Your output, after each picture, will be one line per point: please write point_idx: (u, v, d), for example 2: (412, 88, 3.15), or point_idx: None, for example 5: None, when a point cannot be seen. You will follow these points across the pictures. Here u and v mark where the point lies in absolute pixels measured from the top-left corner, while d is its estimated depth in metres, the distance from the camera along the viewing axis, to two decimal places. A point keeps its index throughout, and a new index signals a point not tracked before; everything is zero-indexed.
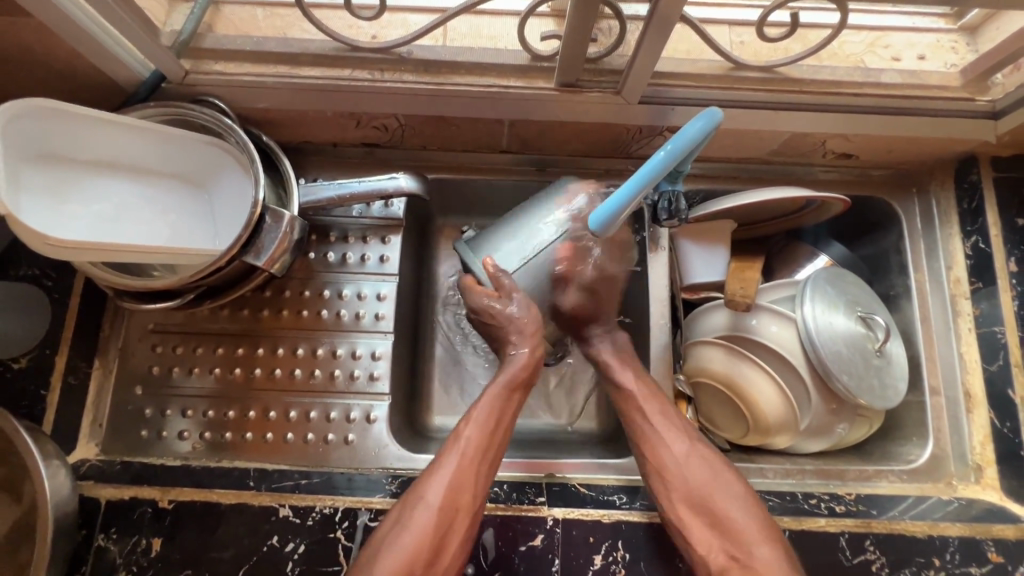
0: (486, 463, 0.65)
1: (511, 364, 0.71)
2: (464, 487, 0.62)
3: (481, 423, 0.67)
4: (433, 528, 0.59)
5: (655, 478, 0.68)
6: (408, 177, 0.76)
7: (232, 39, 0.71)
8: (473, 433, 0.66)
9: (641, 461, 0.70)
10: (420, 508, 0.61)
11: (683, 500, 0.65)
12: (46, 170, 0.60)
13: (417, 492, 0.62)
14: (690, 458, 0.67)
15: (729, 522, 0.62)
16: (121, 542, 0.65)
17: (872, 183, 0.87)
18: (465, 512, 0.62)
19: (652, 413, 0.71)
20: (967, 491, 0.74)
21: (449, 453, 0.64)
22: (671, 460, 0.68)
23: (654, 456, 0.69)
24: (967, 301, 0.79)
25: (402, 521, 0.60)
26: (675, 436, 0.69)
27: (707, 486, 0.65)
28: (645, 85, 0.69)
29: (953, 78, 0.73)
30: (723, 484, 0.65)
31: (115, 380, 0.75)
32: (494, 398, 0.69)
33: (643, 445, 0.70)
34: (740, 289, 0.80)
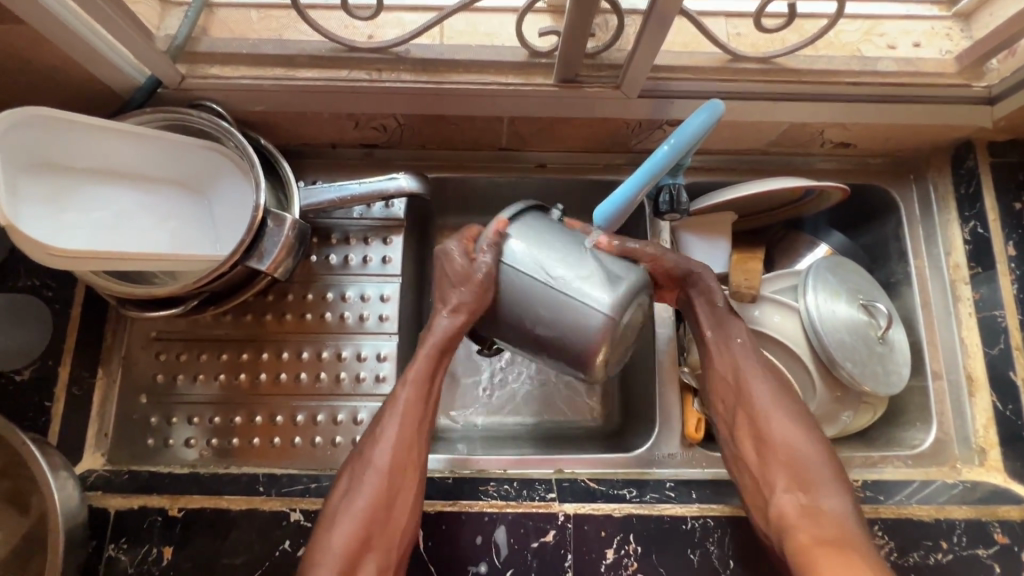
0: (426, 418, 0.66)
1: (437, 330, 0.67)
2: (408, 449, 0.63)
3: (414, 395, 0.65)
4: (384, 490, 0.61)
5: (738, 416, 0.68)
6: (408, 178, 0.75)
7: (227, 41, 0.71)
8: (413, 394, 0.65)
9: (732, 397, 0.69)
10: (369, 471, 0.62)
11: (758, 445, 0.66)
12: (44, 178, 0.60)
13: (363, 457, 0.63)
14: (778, 403, 0.67)
15: (805, 473, 0.62)
16: (132, 551, 0.65)
17: (870, 171, 0.87)
18: (413, 468, 0.63)
19: (744, 357, 0.69)
20: (972, 474, 0.75)
21: (389, 419, 0.64)
22: (757, 405, 0.67)
23: (742, 397, 0.68)
24: (967, 286, 0.80)
25: (354, 484, 0.61)
26: (758, 381, 0.68)
27: (787, 435, 0.65)
28: (644, 80, 0.69)
29: (949, 64, 0.73)
30: (801, 438, 0.64)
31: (120, 388, 0.74)
32: (430, 357, 0.66)
33: (732, 383, 0.69)
34: (744, 281, 0.81)
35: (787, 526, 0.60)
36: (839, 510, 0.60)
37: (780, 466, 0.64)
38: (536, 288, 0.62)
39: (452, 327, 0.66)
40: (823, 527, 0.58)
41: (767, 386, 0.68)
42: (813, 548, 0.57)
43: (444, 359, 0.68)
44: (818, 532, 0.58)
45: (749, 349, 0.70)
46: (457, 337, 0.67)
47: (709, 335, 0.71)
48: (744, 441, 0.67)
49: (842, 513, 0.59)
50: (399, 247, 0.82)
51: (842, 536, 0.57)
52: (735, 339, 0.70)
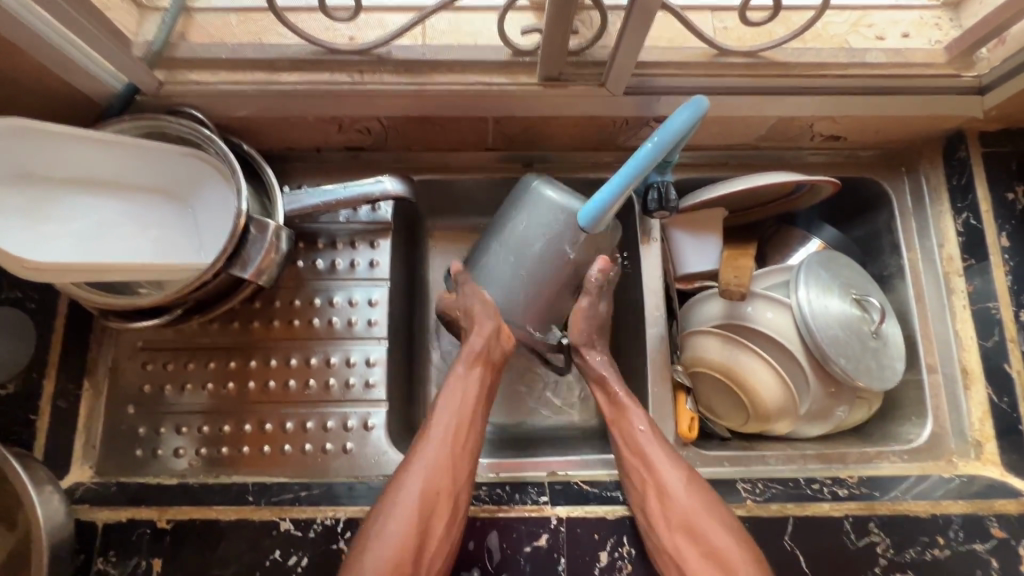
0: (463, 445, 0.66)
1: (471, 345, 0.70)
2: (443, 472, 0.63)
3: (450, 410, 0.67)
4: (416, 516, 0.60)
5: (651, 507, 0.65)
6: (393, 180, 0.74)
7: (206, 46, 0.70)
8: (449, 420, 0.66)
9: (640, 491, 0.67)
10: (404, 496, 0.61)
11: (680, 531, 0.63)
12: (21, 191, 0.59)
13: (396, 485, 0.63)
14: (691, 492, 0.65)
15: (723, 556, 0.61)
16: (121, 564, 0.64)
17: (861, 164, 0.86)
18: (446, 495, 0.63)
19: (651, 445, 0.68)
20: (969, 468, 0.75)
21: (424, 444, 0.65)
22: (671, 494, 0.65)
23: (653, 487, 0.66)
24: (960, 278, 0.79)
25: (384, 512, 0.61)
26: (670, 471, 0.66)
27: (704, 520, 0.63)
28: (629, 76, 0.67)
29: (938, 54, 0.72)
30: (719, 520, 0.63)
31: (107, 399, 0.73)
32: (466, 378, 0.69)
33: (643, 475, 0.67)
34: (734, 278, 0.80)
35: None
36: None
37: (700, 551, 0.62)
38: (519, 277, 0.72)
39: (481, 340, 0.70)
40: None
41: (678, 474, 0.66)
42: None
43: (490, 373, 0.71)
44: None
45: (655, 437, 0.69)
46: (500, 349, 0.72)
47: (615, 427, 0.71)
48: (662, 530, 0.64)
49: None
50: (386, 250, 0.81)
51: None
52: (639, 426, 0.70)
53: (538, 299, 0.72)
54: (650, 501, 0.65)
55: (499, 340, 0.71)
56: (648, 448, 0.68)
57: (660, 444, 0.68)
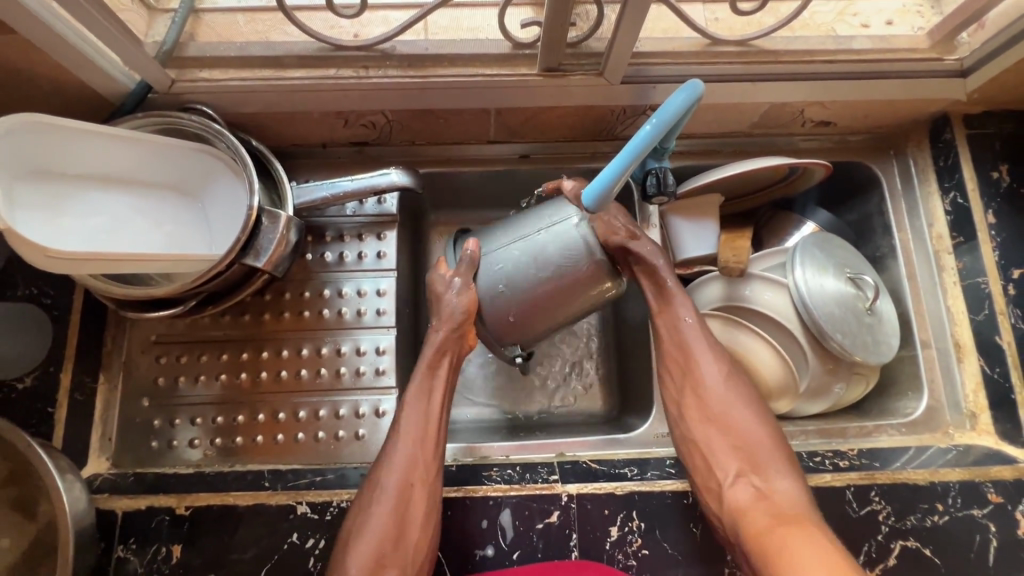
0: (432, 437, 0.66)
1: (431, 346, 0.72)
2: (415, 466, 0.64)
3: (418, 408, 0.67)
4: (394, 511, 0.61)
5: (687, 402, 0.70)
6: (399, 172, 0.76)
7: (215, 45, 0.72)
8: (415, 415, 0.67)
9: (680, 383, 0.71)
10: (376, 498, 0.62)
11: (711, 424, 0.67)
12: (39, 186, 0.60)
13: (373, 481, 0.64)
14: (728, 388, 0.69)
15: (752, 448, 0.65)
16: (141, 552, 0.65)
17: (852, 149, 0.89)
18: (422, 487, 0.63)
19: (693, 340, 0.72)
20: (964, 438, 0.77)
21: (393, 444, 0.65)
22: (707, 387, 0.69)
23: (691, 381, 0.70)
24: (950, 255, 0.82)
25: (364, 512, 0.61)
26: (707, 366, 0.70)
27: (737, 415, 0.67)
28: (626, 65, 0.70)
29: (921, 40, 0.76)
30: (751, 416, 0.67)
31: (122, 394, 0.75)
32: (425, 377, 0.70)
33: (682, 370, 0.71)
34: (732, 256, 0.84)
35: (738, 520, 0.61)
36: (791, 484, 0.61)
37: (731, 444, 0.65)
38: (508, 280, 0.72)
39: (441, 340, 0.71)
40: (779, 516, 0.58)
41: (716, 370, 0.70)
42: (768, 530, 0.57)
43: (446, 371, 0.71)
44: (771, 507, 0.59)
45: (698, 331, 0.72)
46: (461, 350, 0.74)
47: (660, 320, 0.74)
48: (696, 425, 0.68)
49: (793, 486, 0.61)
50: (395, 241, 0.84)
51: (788, 512, 0.58)
52: (684, 320, 0.73)
53: (522, 294, 0.72)
54: (682, 392, 0.70)
55: (456, 347, 0.73)
56: (691, 338, 0.72)
57: (702, 338, 0.71)
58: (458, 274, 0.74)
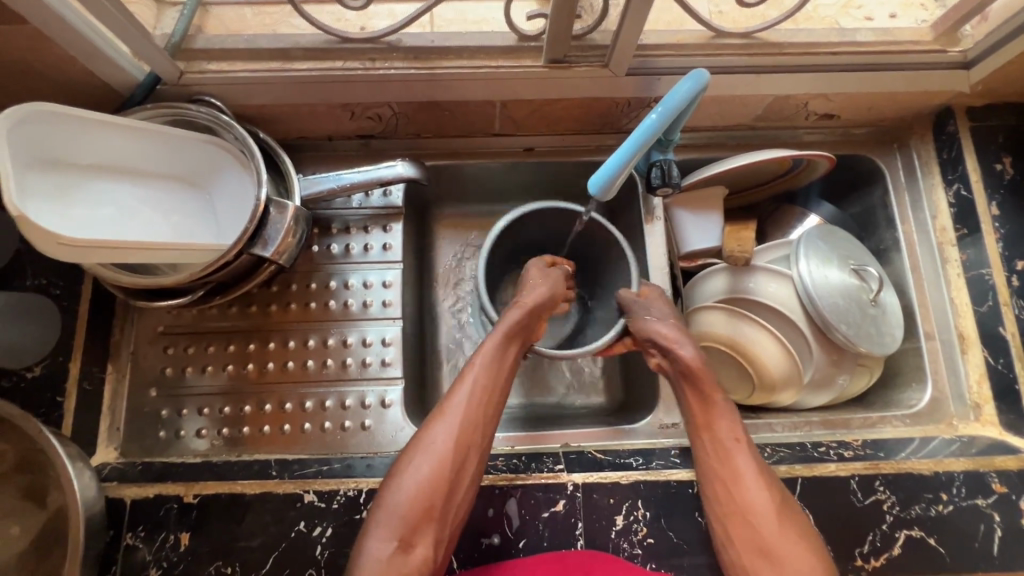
0: (493, 402, 0.65)
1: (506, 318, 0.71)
2: (476, 429, 0.63)
3: (489, 369, 0.67)
4: (448, 465, 0.60)
5: (733, 527, 0.61)
6: (405, 164, 0.77)
7: (223, 37, 0.72)
8: (483, 374, 0.66)
9: (721, 503, 0.63)
10: (435, 447, 0.61)
11: (756, 551, 0.60)
12: (49, 175, 0.60)
13: (428, 429, 0.63)
14: (778, 514, 0.61)
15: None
16: (150, 540, 0.66)
17: (855, 142, 0.90)
18: (476, 450, 0.63)
19: (741, 458, 0.64)
20: (968, 429, 0.77)
21: (460, 391, 0.64)
22: (755, 514, 0.61)
23: (737, 504, 0.62)
24: (954, 248, 0.82)
25: (420, 454, 0.61)
26: (756, 488, 0.62)
27: (787, 546, 0.59)
28: (631, 56, 0.70)
29: (925, 33, 0.76)
30: (802, 544, 0.59)
31: (130, 382, 0.76)
32: (498, 342, 0.69)
33: (727, 491, 0.63)
34: (738, 246, 0.83)
35: None
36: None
37: (778, 575, 0.59)
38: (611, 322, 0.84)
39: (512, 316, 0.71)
40: None
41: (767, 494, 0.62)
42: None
43: (517, 347, 0.71)
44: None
45: (748, 451, 0.64)
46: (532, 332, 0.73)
47: (706, 439, 0.66)
48: (744, 551, 0.60)
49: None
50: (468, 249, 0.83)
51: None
52: (731, 441, 0.65)
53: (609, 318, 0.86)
54: (729, 514, 0.62)
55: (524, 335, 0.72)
56: (743, 460, 0.63)
57: (752, 460, 0.63)
58: (639, 312, 0.75)
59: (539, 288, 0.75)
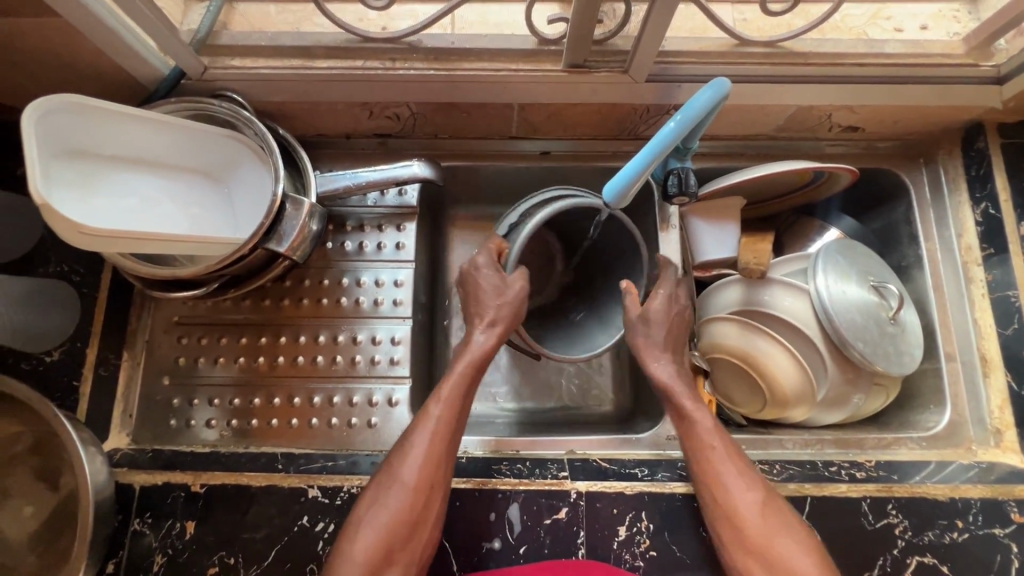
0: (454, 438, 0.64)
1: (475, 348, 0.70)
2: (437, 467, 0.62)
3: (447, 407, 0.65)
4: (411, 506, 0.59)
5: (724, 533, 0.62)
6: (421, 164, 0.78)
7: (247, 34, 0.73)
8: (442, 411, 0.64)
9: (710, 506, 0.64)
10: (396, 488, 0.60)
11: (744, 549, 0.61)
12: (74, 165, 0.62)
13: (391, 470, 0.62)
14: (764, 513, 0.61)
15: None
16: (156, 526, 0.67)
17: (879, 155, 0.87)
18: (439, 489, 0.62)
19: (725, 465, 0.64)
20: (987, 455, 0.74)
21: (418, 434, 0.63)
22: (740, 512, 0.62)
23: (723, 505, 0.62)
24: (979, 267, 0.80)
25: (378, 500, 0.60)
26: (740, 490, 0.62)
27: (776, 541, 0.60)
28: (652, 63, 0.69)
29: (956, 46, 0.74)
30: (793, 541, 0.60)
31: (144, 369, 0.77)
32: (464, 374, 0.67)
33: (715, 494, 0.63)
34: (753, 259, 0.83)
35: None
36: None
37: (766, 570, 0.60)
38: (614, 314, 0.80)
39: (489, 344, 0.70)
40: None
41: (754, 493, 0.62)
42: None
43: (477, 379, 0.69)
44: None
45: (727, 449, 0.65)
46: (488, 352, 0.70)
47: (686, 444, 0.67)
48: (738, 556, 0.61)
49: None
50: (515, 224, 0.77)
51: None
52: (711, 445, 0.65)
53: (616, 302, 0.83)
54: (720, 520, 0.63)
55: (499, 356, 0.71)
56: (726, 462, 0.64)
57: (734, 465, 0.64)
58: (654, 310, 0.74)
59: (512, 297, 0.71)
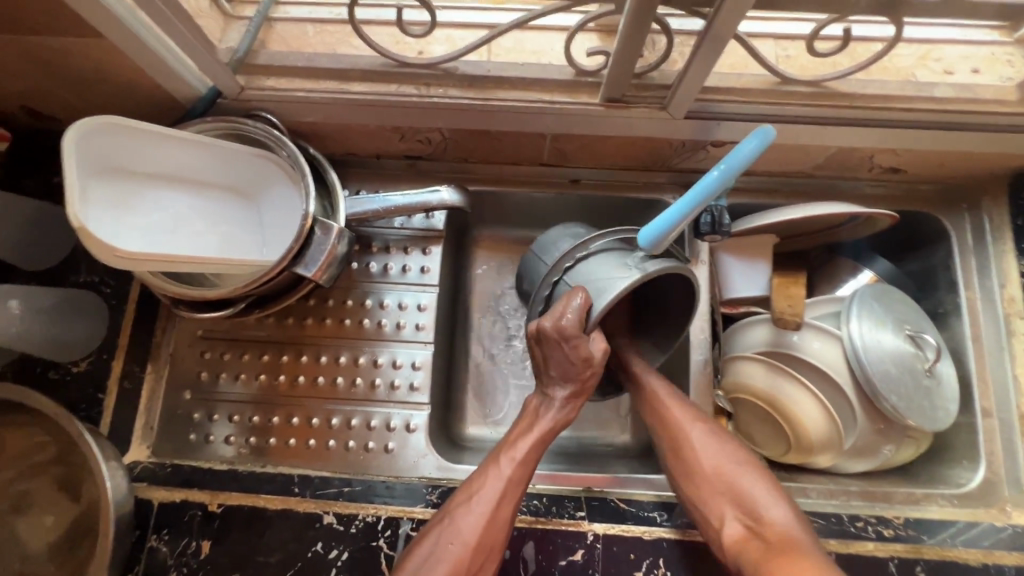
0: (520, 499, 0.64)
1: (547, 415, 0.67)
2: (496, 529, 0.61)
3: (523, 465, 0.64)
4: (467, 564, 0.59)
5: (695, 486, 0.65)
6: (450, 191, 0.77)
7: (284, 54, 0.73)
8: (514, 471, 0.63)
9: (668, 452, 0.68)
10: (455, 544, 0.59)
11: (701, 479, 0.65)
12: (110, 183, 0.62)
13: (451, 522, 0.60)
14: (711, 443, 0.67)
15: (745, 495, 0.63)
16: (172, 543, 0.67)
17: (921, 198, 0.85)
18: (494, 550, 0.61)
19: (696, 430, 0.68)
20: (1022, 518, 0.72)
21: (487, 488, 0.62)
22: (693, 450, 0.67)
23: (691, 459, 0.66)
24: (1022, 320, 0.77)
25: (434, 550, 0.59)
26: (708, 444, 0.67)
27: (727, 467, 0.65)
28: (693, 100, 0.68)
29: (1010, 91, 0.70)
30: (741, 466, 0.65)
31: (166, 382, 0.77)
32: (539, 441, 0.65)
33: (671, 439, 0.68)
34: (788, 307, 0.79)
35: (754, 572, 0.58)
36: (789, 517, 0.60)
37: (725, 496, 0.64)
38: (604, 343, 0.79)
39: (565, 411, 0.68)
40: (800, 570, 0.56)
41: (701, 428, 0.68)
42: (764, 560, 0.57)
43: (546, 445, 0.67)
44: (765, 544, 0.59)
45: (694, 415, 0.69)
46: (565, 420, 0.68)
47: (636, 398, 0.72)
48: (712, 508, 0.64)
49: (787, 517, 0.60)
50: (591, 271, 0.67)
51: (789, 543, 0.58)
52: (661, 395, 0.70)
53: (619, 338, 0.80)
54: (694, 477, 0.66)
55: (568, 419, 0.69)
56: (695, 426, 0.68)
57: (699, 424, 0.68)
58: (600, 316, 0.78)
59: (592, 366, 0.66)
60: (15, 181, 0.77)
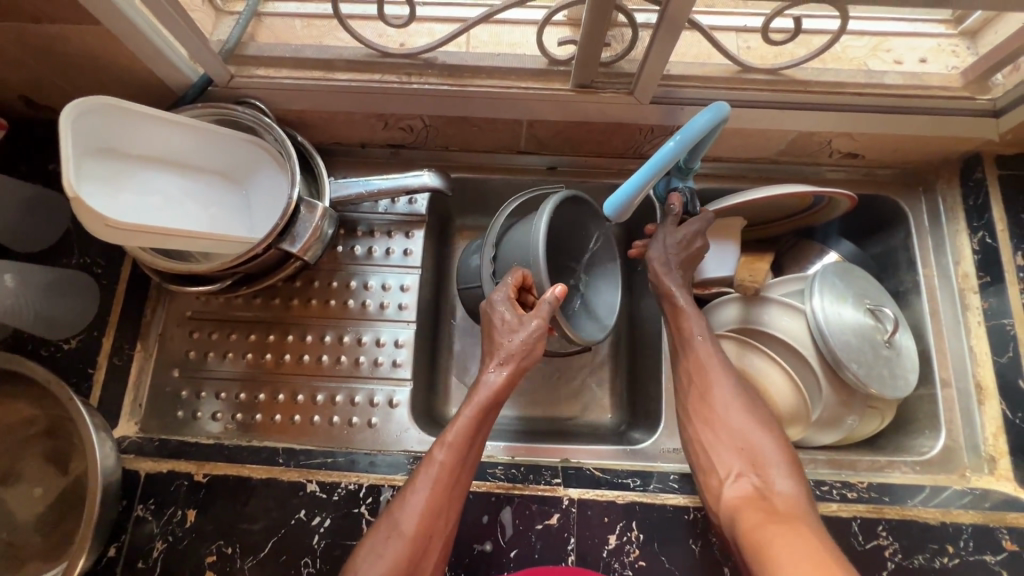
0: (459, 481, 0.63)
1: (483, 387, 0.67)
2: (440, 513, 0.60)
3: (464, 426, 0.65)
4: (408, 554, 0.58)
5: (694, 412, 0.70)
6: (431, 174, 0.80)
7: (272, 46, 0.77)
8: (447, 455, 0.62)
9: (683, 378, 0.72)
10: (392, 537, 0.58)
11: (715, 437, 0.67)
12: (102, 162, 0.65)
13: (392, 516, 0.60)
14: (735, 403, 0.68)
15: (738, 430, 0.66)
16: (158, 513, 0.69)
17: (878, 182, 0.89)
18: (438, 537, 0.60)
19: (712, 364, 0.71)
20: (980, 482, 0.74)
21: (422, 478, 0.62)
22: (707, 384, 0.70)
23: (696, 387, 0.70)
24: (976, 295, 0.81)
25: (376, 548, 0.58)
26: (719, 380, 0.70)
27: (743, 427, 0.66)
28: (656, 85, 0.72)
29: (954, 79, 0.76)
30: (760, 431, 0.65)
31: (156, 361, 0.79)
32: (471, 419, 0.65)
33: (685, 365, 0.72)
34: (749, 276, 0.87)
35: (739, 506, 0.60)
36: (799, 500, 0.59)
37: (736, 454, 0.65)
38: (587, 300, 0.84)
39: (499, 383, 0.67)
40: (776, 513, 0.57)
41: (728, 381, 0.70)
42: (759, 510, 0.58)
43: (491, 418, 0.67)
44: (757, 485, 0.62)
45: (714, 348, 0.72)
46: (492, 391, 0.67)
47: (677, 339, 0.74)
48: (703, 435, 0.68)
49: (792, 488, 0.60)
50: (516, 239, 0.74)
51: (787, 502, 0.59)
52: (695, 336, 0.72)
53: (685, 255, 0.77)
54: (693, 406, 0.70)
55: (506, 397, 0.68)
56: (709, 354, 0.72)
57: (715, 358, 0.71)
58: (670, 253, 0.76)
59: (523, 340, 0.68)
60: (10, 167, 0.80)
